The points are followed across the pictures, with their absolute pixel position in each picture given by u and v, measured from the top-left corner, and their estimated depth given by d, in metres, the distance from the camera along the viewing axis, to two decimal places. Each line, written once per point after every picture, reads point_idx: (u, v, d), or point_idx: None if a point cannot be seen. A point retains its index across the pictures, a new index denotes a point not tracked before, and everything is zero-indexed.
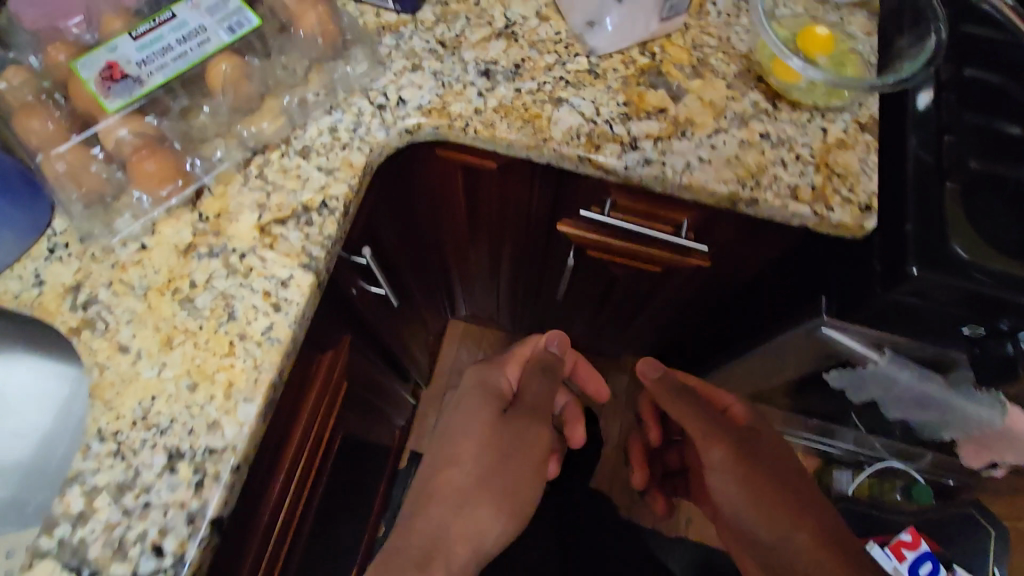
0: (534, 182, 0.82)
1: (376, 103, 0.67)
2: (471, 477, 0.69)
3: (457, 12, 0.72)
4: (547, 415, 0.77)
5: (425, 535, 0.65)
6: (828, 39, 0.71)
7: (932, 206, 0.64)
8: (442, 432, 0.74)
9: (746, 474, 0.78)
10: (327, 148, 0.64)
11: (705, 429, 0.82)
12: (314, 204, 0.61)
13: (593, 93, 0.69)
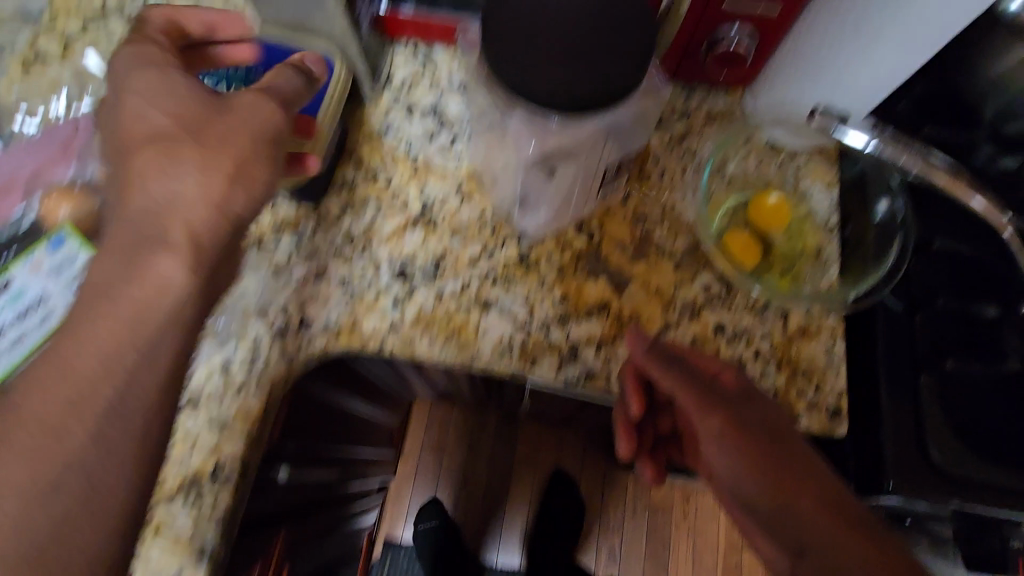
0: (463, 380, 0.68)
1: (275, 326, 0.59)
2: (170, 119, 0.43)
3: (365, 197, 0.64)
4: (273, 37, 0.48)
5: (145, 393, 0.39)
6: (785, 207, 0.63)
7: (904, 410, 0.58)
8: (127, 121, 0.44)
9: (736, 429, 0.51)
10: (218, 393, 0.56)
11: (691, 395, 0.54)
12: (205, 472, 0.55)
13: (525, 290, 0.61)
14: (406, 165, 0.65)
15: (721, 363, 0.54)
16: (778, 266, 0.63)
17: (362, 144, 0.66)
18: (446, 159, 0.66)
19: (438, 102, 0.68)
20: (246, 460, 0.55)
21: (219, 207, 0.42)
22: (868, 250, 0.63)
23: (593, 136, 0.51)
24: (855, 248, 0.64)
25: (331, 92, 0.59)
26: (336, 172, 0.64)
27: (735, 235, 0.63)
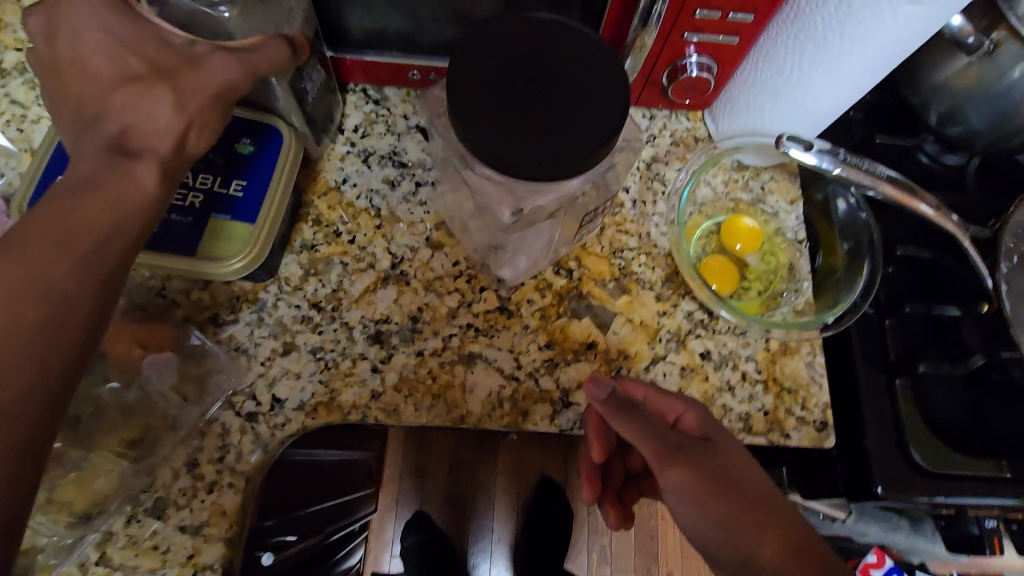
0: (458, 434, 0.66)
1: (245, 410, 0.54)
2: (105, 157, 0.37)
3: (328, 257, 0.60)
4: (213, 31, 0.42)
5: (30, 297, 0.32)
6: (755, 229, 0.65)
7: (886, 415, 0.60)
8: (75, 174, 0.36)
9: (707, 477, 0.49)
10: (190, 493, 0.51)
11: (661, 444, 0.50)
12: None
13: (510, 339, 0.59)
14: (369, 219, 0.62)
15: (682, 406, 0.54)
16: (754, 288, 0.64)
17: (318, 201, 0.62)
18: (411, 209, 0.63)
19: (396, 148, 0.65)
20: (229, 561, 0.50)
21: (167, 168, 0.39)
22: (841, 279, 0.64)
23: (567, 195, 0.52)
24: (826, 274, 0.65)
25: (279, 170, 0.55)
26: (294, 233, 0.60)
27: (710, 261, 0.63)
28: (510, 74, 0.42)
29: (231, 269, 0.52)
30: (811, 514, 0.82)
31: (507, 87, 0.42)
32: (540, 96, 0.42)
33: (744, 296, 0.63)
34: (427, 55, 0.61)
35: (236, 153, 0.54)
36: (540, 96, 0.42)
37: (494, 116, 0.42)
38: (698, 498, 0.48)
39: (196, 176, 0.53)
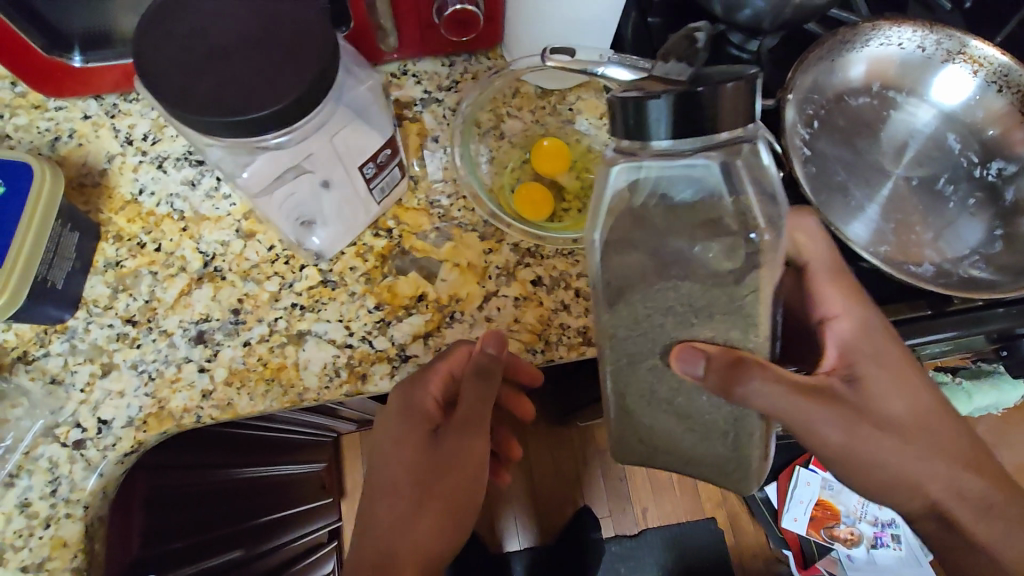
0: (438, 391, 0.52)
1: (71, 440, 0.54)
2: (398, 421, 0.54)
3: (136, 270, 0.59)
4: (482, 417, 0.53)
5: (384, 546, 0.51)
6: (560, 147, 0.66)
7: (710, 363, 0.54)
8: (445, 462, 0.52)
9: (849, 410, 0.49)
10: (26, 533, 0.52)
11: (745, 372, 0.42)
12: None
13: (337, 309, 0.59)
14: (173, 223, 0.61)
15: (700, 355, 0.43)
16: (575, 205, 0.66)
17: (117, 216, 0.60)
18: (216, 204, 0.62)
19: (190, 147, 0.63)
20: None
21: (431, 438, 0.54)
22: None
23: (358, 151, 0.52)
24: None
25: (32, 203, 0.51)
26: (95, 254, 0.59)
27: (525, 188, 0.65)
28: (206, 49, 0.41)
29: None
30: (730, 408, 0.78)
31: (193, 59, 0.41)
32: (215, 63, 0.41)
33: (565, 216, 0.66)
34: (92, 57, 0.59)
35: None
36: (217, 57, 0.41)
37: (177, 104, 0.40)
38: (800, 398, 0.45)
39: None
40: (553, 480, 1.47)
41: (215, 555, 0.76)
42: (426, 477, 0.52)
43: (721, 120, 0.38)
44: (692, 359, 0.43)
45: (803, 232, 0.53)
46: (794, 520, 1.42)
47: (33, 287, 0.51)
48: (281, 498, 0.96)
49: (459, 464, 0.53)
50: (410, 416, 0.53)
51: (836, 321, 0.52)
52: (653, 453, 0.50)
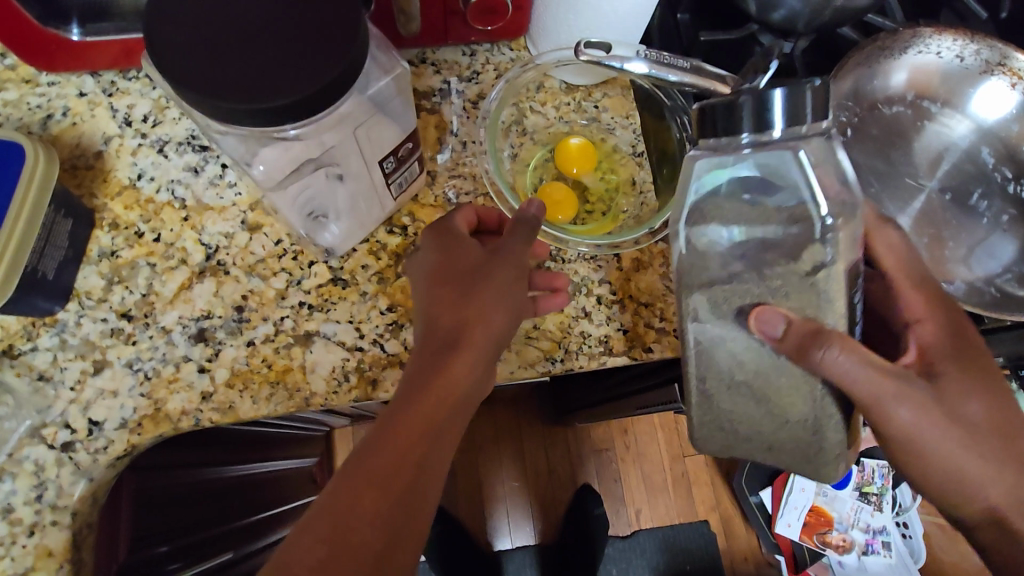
0: (455, 254, 0.49)
1: (59, 442, 0.50)
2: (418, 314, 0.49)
3: (133, 261, 0.55)
4: (500, 271, 0.48)
5: (449, 322, 0.46)
6: (585, 146, 0.64)
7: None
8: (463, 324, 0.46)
9: (923, 402, 0.45)
10: (8, 540, 0.48)
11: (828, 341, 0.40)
12: None
13: (348, 309, 0.56)
14: (173, 212, 0.57)
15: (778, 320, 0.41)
16: (597, 207, 0.64)
17: (113, 203, 0.56)
18: (220, 193, 0.58)
19: (194, 131, 0.59)
20: None
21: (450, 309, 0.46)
22: None
23: (379, 144, 0.49)
24: None
25: (24, 187, 0.47)
26: (88, 242, 0.55)
27: (549, 189, 0.63)
28: (222, 29, 0.38)
29: None
30: None
31: (208, 39, 0.38)
32: (232, 44, 0.37)
33: (588, 219, 0.64)
34: (91, 30, 0.55)
35: None
36: (233, 38, 0.38)
37: (194, 86, 0.36)
38: (875, 375, 0.42)
39: None
40: (546, 480, 1.41)
41: (208, 558, 0.73)
42: (480, 266, 0.48)
43: (791, 109, 0.38)
44: (772, 319, 0.41)
45: (879, 235, 0.50)
46: (788, 526, 1.36)
47: (22, 277, 0.48)
48: (271, 495, 0.91)
49: (514, 262, 0.49)
50: (450, 242, 0.50)
51: (919, 325, 0.48)
52: (735, 443, 0.48)
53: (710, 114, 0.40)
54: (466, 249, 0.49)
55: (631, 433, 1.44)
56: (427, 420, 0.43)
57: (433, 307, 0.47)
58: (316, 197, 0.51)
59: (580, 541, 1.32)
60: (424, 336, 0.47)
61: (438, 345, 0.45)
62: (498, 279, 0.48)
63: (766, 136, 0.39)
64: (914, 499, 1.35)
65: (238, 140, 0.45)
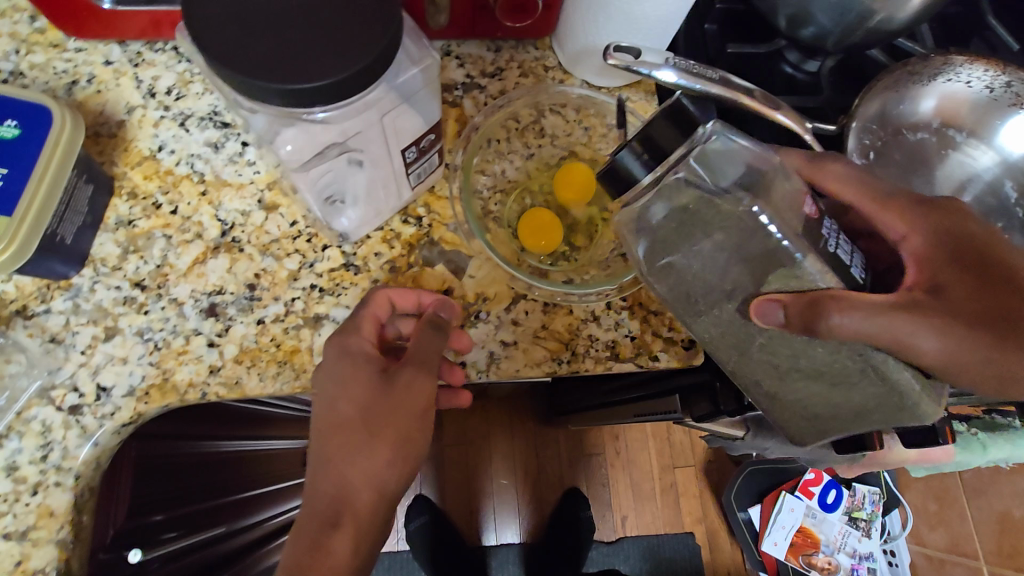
0: (348, 398, 0.46)
1: (67, 404, 0.51)
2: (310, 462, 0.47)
3: (149, 232, 0.55)
4: (389, 421, 0.46)
5: (330, 491, 0.45)
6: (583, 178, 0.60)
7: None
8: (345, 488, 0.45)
9: (946, 320, 0.39)
10: (11, 498, 0.49)
11: (823, 302, 0.38)
12: None
13: (358, 295, 0.56)
14: (192, 185, 0.57)
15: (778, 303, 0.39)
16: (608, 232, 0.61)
17: (134, 172, 0.57)
18: (239, 170, 0.58)
19: (216, 107, 0.59)
20: (65, 564, 0.49)
21: (340, 470, 0.45)
22: None
23: (402, 133, 0.49)
24: None
25: (49, 150, 0.47)
26: (107, 210, 0.55)
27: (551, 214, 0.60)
28: (259, 9, 0.38)
29: None
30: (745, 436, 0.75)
31: (244, 19, 0.38)
32: (268, 25, 0.37)
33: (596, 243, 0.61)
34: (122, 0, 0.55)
35: None
36: (270, 20, 0.38)
37: (231, 64, 0.37)
38: (885, 314, 0.38)
39: None
40: (536, 479, 1.42)
41: (200, 531, 0.74)
42: (365, 414, 0.45)
43: (667, 142, 0.41)
44: (771, 310, 0.40)
45: (825, 173, 0.45)
46: (775, 545, 1.35)
47: (42, 240, 0.48)
48: (271, 472, 0.91)
49: (407, 406, 0.46)
50: (347, 375, 0.47)
51: (908, 242, 0.44)
52: (825, 425, 0.45)
53: (611, 180, 0.44)
54: (361, 391, 0.47)
55: (626, 438, 1.45)
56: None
57: (322, 465, 0.45)
58: (337, 181, 0.51)
59: (567, 543, 1.32)
60: (316, 490, 0.45)
61: (322, 511, 0.44)
62: (387, 433, 0.45)
63: (660, 173, 0.41)
64: (903, 527, 1.36)
65: (266, 119, 0.45)
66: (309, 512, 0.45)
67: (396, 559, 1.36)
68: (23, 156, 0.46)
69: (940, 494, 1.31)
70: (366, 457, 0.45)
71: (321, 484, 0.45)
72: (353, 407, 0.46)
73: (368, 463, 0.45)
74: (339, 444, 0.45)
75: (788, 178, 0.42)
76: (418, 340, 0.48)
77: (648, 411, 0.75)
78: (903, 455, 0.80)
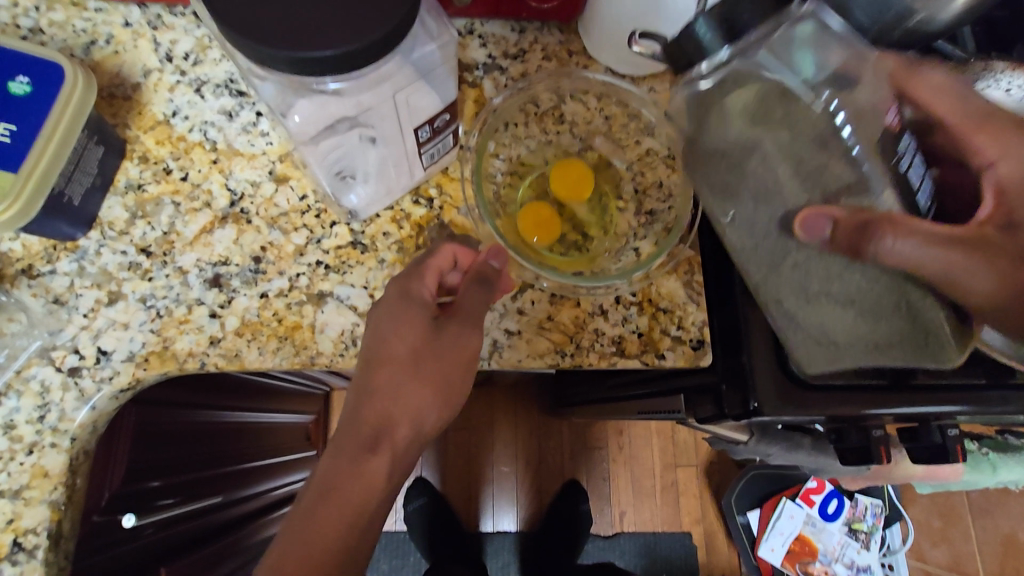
0: (400, 336, 0.47)
1: (67, 365, 0.51)
2: (353, 387, 0.47)
3: (158, 197, 0.55)
4: (437, 362, 0.47)
5: (374, 418, 0.45)
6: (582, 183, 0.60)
7: (771, 369, 0.51)
8: (390, 418, 0.46)
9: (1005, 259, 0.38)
10: (8, 456, 0.49)
11: (875, 223, 0.37)
12: (3, 549, 0.48)
13: (364, 274, 0.55)
14: (204, 153, 0.57)
15: (826, 217, 0.39)
16: (623, 224, 0.61)
17: (145, 136, 0.56)
18: (251, 141, 0.57)
19: (232, 75, 0.58)
20: (57, 525, 0.49)
21: (386, 405, 0.46)
22: None
23: (415, 112, 0.47)
24: None
25: (60, 108, 0.47)
26: (116, 173, 0.55)
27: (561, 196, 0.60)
28: None
29: None
30: (748, 441, 0.74)
31: None
32: None
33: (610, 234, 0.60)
34: None
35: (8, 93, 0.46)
36: None
37: (241, 29, 0.36)
38: (937, 244, 0.37)
39: None
40: (536, 469, 1.41)
41: (198, 501, 0.75)
42: (416, 356, 0.47)
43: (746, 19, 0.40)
44: (818, 224, 0.39)
45: (921, 82, 0.42)
46: (771, 551, 1.34)
47: (49, 199, 0.48)
48: (265, 443, 0.93)
49: (454, 355, 0.47)
50: (401, 311, 0.48)
51: (995, 168, 0.40)
52: (840, 356, 0.45)
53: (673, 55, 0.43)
54: (413, 330, 0.47)
55: (627, 435, 1.44)
56: (341, 517, 0.43)
57: (367, 393, 0.46)
58: (346, 157, 0.50)
59: (559, 534, 1.33)
60: (359, 418, 0.46)
61: (362, 436, 0.45)
62: (436, 373, 0.47)
63: (734, 54, 0.41)
64: (903, 542, 1.35)
65: (277, 87, 0.44)
66: (348, 439, 0.45)
67: (390, 539, 1.37)
68: (32, 112, 0.46)
69: (945, 512, 1.36)
70: (411, 392, 0.46)
71: (365, 411, 0.46)
72: (404, 344, 0.47)
73: (416, 398, 0.46)
74: (388, 375, 0.46)
75: (870, 74, 0.43)
76: (468, 296, 0.49)
77: (654, 409, 0.73)
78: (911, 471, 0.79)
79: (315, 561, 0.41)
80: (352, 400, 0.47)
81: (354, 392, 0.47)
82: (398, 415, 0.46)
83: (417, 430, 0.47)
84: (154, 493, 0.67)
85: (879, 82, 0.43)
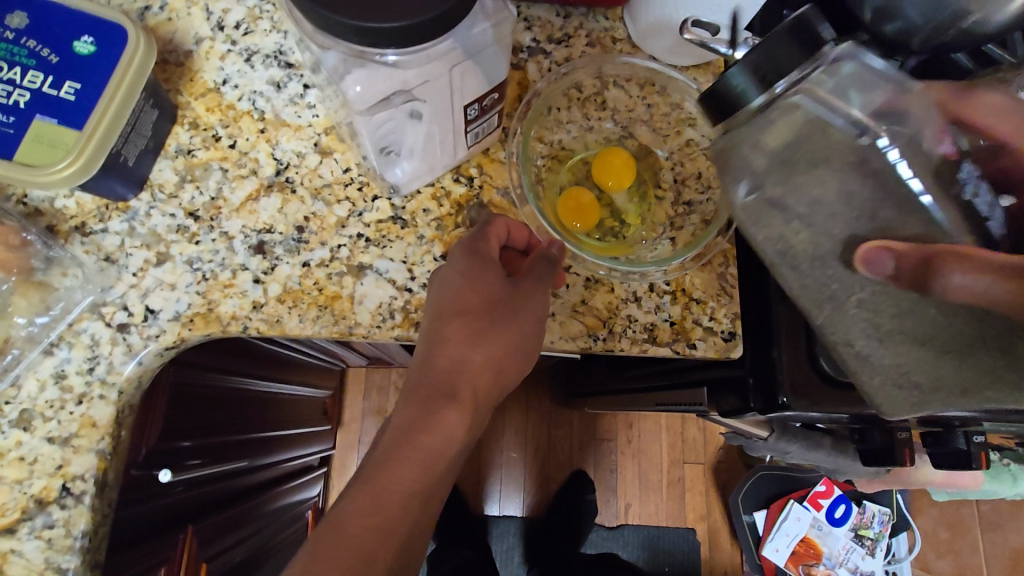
0: (470, 294, 0.51)
1: (116, 321, 0.53)
2: (424, 338, 0.52)
3: (207, 163, 0.56)
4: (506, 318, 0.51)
5: (446, 366, 0.50)
6: (626, 167, 0.61)
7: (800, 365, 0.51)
8: (460, 368, 0.50)
9: None
10: (58, 405, 0.51)
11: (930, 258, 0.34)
12: (50, 495, 0.50)
13: (403, 249, 0.56)
14: (251, 122, 0.58)
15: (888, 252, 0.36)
16: (662, 214, 0.61)
17: (196, 103, 0.57)
18: (298, 112, 0.58)
19: (282, 46, 0.59)
20: (102, 474, 0.51)
21: (457, 356, 0.50)
22: None
23: (468, 89, 0.48)
24: None
25: (122, 69, 0.47)
26: (168, 137, 0.56)
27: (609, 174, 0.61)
28: None
29: (59, 175, 0.45)
30: (767, 438, 0.74)
31: None
32: None
33: (648, 224, 0.61)
34: None
35: (74, 53, 0.47)
36: None
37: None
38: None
39: (27, 74, 0.46)
40: (545, 457, 1.43)
41: (221, 464, 0.76)
42: (488, 311, 0.51)
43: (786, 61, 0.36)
44: (880, 260, 0.36)
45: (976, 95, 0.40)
46: (776, 551, 1.34)
47: (107, 159, 0.49)
48: (285, 415, 0.95)
49: (523, 316, 0.51)
50: (473, 271, 0.51)
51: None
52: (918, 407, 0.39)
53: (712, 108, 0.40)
54: (483, 289, 0.51)
55: (637, 428, 1.44)
56: (419, 461, 0.48)
57: (440, 344, 0.50)
58: (396, 131, 0.50)
59: (565, 521, 1.35)
60: (430, 366, 0.51)
61: (432, 390, 0.50)
62: (505, 331, 0.51)
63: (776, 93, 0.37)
64: (908, 550, 1.35)
65: (338, 58, 0.45)
66: (421, 386, 0.50)
67: None
68: (95, 73, 0.47)
69: (953, 523, 1.35)
70: (481, 343, 0.51)
71: (437, 362, 0.50)
72: (475, 301, 0.51)
73: (487, 352, 0.51)
74: (461, 328, 0.50)
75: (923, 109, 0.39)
76: (535, 268, 0.51)
77: (674, 402, 0.74)
78: (926, 478, 0.79)
79: (389, 509, 0.46)
80: (422, 351, 0.52)
81: (426, 342, 0.51)
82: (469, 368, 0.50)
83: (484, 380, 0.51)
84: (184, 454, 0.68)
85: (925, 117, 0.39)
